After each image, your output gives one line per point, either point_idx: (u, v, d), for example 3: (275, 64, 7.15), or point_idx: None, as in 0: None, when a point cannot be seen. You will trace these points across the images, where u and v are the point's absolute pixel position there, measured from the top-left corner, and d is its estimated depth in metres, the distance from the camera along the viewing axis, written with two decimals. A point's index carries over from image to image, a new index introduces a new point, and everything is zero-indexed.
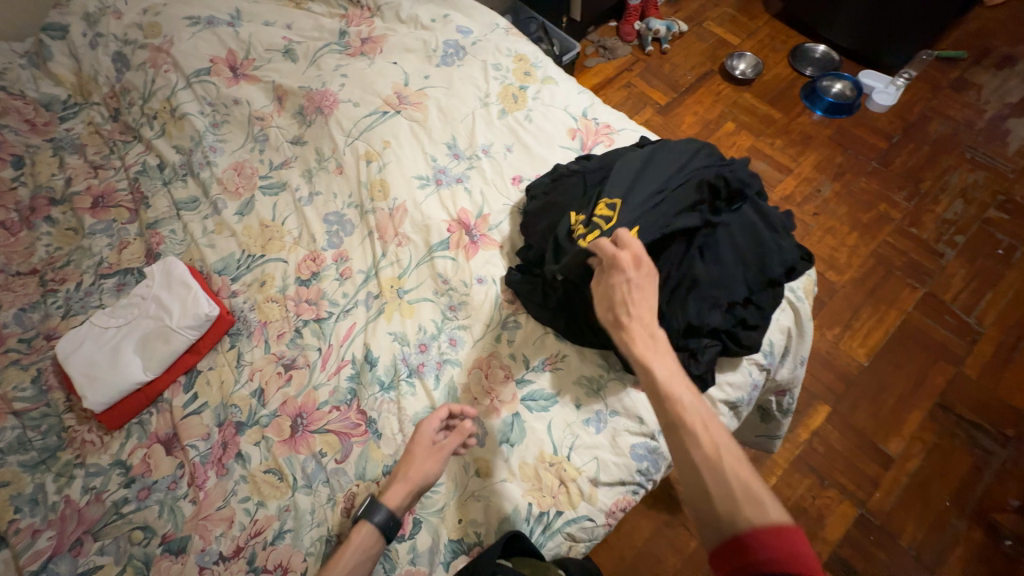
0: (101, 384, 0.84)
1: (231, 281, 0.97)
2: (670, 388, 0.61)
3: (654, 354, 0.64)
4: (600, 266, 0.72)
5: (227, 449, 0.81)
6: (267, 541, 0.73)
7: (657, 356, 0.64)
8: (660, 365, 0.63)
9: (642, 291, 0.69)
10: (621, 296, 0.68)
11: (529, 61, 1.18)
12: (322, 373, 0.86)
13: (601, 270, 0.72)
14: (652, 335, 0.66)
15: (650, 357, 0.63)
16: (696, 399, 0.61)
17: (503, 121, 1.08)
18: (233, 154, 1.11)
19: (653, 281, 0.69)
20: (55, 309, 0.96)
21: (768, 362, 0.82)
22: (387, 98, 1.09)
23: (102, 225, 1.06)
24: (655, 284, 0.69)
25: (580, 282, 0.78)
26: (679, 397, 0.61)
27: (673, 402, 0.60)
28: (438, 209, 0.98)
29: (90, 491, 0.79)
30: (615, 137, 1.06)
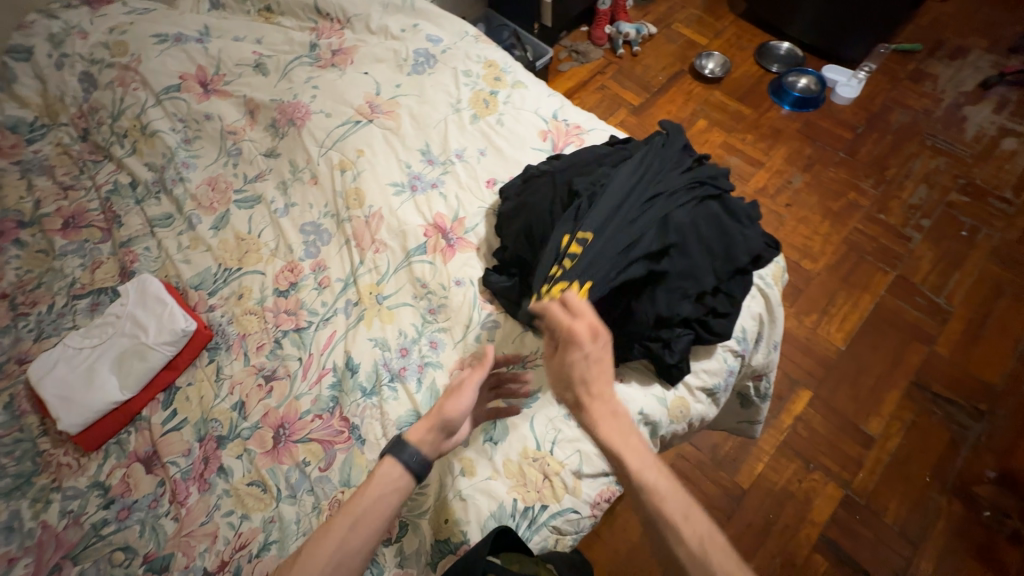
0: (77, 405, 0.83)
1: (208, 295, 0.97)
2: (643, 472, 0.64)
3: (621, 437, 0.65)
4: (554, 340, 0.72)
5: (209, 464, 0.80)
6: (252, 554, 0.73)
7: (619, 436, 0.66)
8: (629, 449, 0.65)
9: (600, 364, 0.69)
10: (580, 376, 0.68)
11: (498, 66, 1.21)
12: (303, 382, 0.86)
13: (556, 346, 0.72)
14: (614, 410, 0.67)
15: (618, 442, 0.65)
16: (668, 479, 0.63)
17: (475, 126, 1.10)
18: (207, 169, 1.11)
19: (609, 351, 0.70)
20: (28, 332, 0.95)
21: (741, 348, 0.85)
22: (360, 108, 1.10)
23: (73, 246, 1.05)
24: (611, 354, 0.70)
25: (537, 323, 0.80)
26: (649, 480, 0.63)
27: (649, 490, 0.63)
28: (414, 214, 0.99)
29: (68, 515, 0.78)
30: (586, 137, 1.08)
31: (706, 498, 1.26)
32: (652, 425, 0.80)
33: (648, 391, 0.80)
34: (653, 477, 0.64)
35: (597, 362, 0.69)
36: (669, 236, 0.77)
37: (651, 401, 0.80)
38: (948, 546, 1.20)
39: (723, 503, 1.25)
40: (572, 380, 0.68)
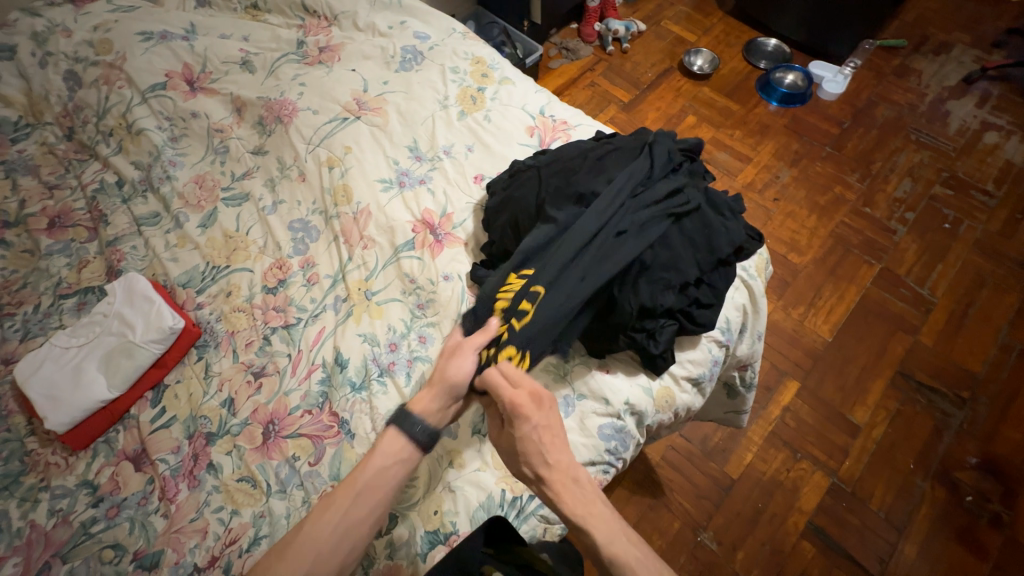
0: (63, 405, 0.82)
1: (196, 294, 0.96)
2: (608, 542, 0.63)
3: (582, 506, 0.65)
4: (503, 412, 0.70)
5: (198, 461, 0.80)
6: (242, 549, 0.73)
7: (583, 505, 0.65)
8: (591, 517, 0.64)
9: (551, 432, 0.69)
10: (535, 447, 0.67)
11: (486, 63, 1.21)
12: (292, 378, 0.86)
13: (504, 418, 0.70)
14: (574, 477, 0.67)
15: (579, 513, 0.64)
16: (634, 546, 0.63)
17: (463, 122, 1.11)
18: (194, 167, 1.11)
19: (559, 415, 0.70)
20: (13, 332, 0.94)
21: (726, 338, 0.86)
22: (347, 104, 1.11)
23: (59, 245, 1.04)
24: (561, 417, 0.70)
25: None
26: (614, 553, 0.62)
27: (619, 561, 0.62)
28: (402, 210, 1.00)
29: (56, 514, 0.78)
30: (573, 132, 1.09)
31: (696, 488, 1.28)
32: (638, 415, 0.81)
33: (633, 382, 0.82)
34: (620, 547, 0.62)
35: (548, 431, 0.69)
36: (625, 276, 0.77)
37: (637, 391, 0.81)
38: (932, 531, 1.22)
39: (712, 493, 1.27)
40: (520, 454, 0.68)
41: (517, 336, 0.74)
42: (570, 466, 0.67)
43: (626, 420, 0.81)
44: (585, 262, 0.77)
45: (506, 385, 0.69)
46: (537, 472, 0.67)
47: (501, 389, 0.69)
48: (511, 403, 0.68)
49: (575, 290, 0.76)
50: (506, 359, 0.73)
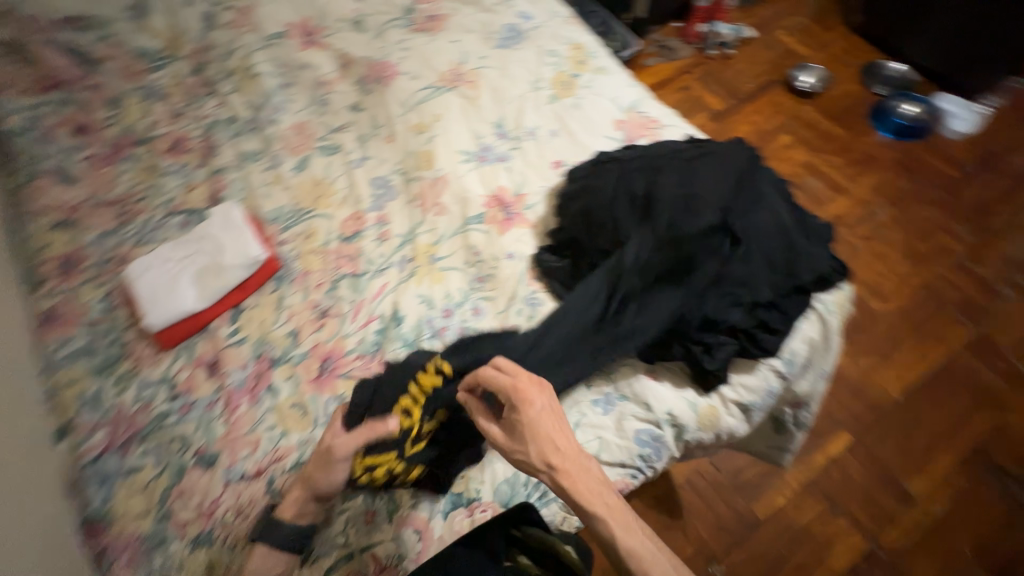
0: (160, 307, 0.92)
1: (281, 230, 1.04)
2: (621, 531, 0.64)
3: (596, 495, 0.66)
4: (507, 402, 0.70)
5: (261, 380, 0.87)
6: (287, 467, 0.79)
7: (592, 493, 0.66)
8: (603, 505, 0.65)
9: (557, 426, 0.69)
10: (540, 437, 0.68)
11: (585, 50, 1.20)
12: (352, 324, 0.92)
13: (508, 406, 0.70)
14: (585, 465, 0.68)
15: (593, 501, 0.65)
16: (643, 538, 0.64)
17: (551, 106, 1.11)
18: (296, 114, 1.19)
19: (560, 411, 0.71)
20: (128, 237, 1.06)
21: (787, 371, 0.81)
22: (443, 74, 1.14)
23: (176, 167, 1.17)
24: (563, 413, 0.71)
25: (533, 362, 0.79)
26: (625, 542, 0.63)
27: (630, 552, 0.63)
28: (477, 184, 1.02)
29: (140, 400, 0.87)
30: (662, 131, 1.05)
31: (718, 520, 1.23)
32: (678, 428, 0.78)
33: (679, 394, 0.79)
34: (630, 539, 0.64)
35: (555, 422, 0.69)
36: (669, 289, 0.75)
37: (681, 404, 0.78)
38: None
39: (734, 528, 1.22)
40: (533, 441, 0.68)
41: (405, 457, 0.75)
42: (579, 454, 0.68)
43: (665, 430, 0.78)
44: (626, 279, 0.76)
45: (504, 376, 0.71)
46: (549, 461, 0.67)
47: (501, 377, 0.70)
48: (518, 389, 0.69)
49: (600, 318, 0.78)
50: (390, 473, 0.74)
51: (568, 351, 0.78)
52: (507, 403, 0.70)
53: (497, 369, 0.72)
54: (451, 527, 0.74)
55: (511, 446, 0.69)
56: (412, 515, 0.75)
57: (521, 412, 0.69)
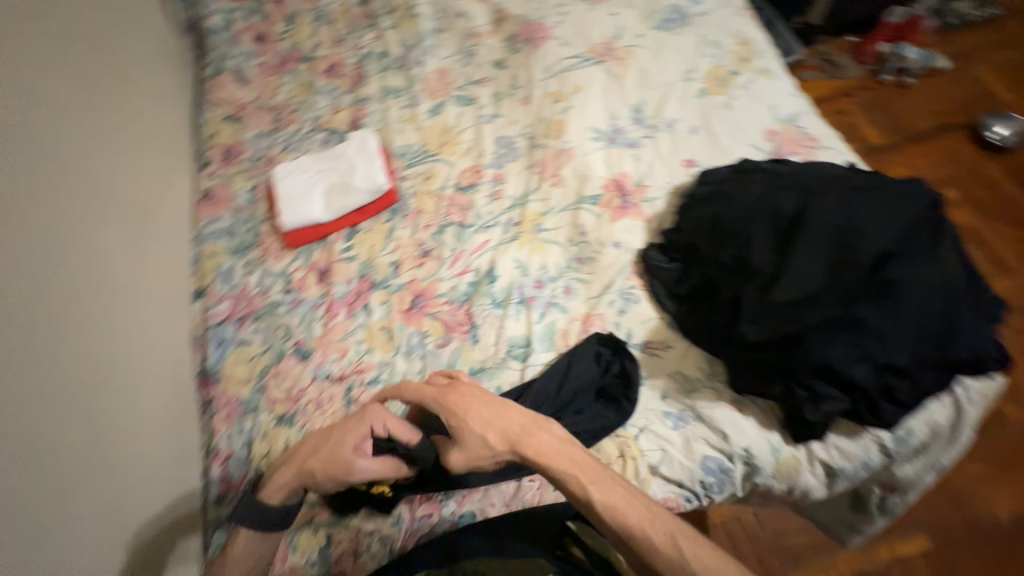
0: (294, 210, 1.03)
1: (405, 167, 1.10)
2: (592, 485, 0.60)
3: (559, 455, 0.62)
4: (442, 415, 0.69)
5: (359, 298, 0.94)
6: (365, 381, 0.85)
7: (555, 453, 0.63)
8: (567, 463, 0.62)
9: (494, 403, 0.67)
10: (482, 423, 0.66)
11: (752, 47, 1.10)
12: (448, 270, 0.95)
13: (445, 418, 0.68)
14: (540, 425, 0.65)
15: (555, 464, 0.62)
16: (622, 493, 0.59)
17: (699, 100, 1.03)
18: (442, 60, 1.23)
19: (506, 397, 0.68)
20: (278, 142, 1.18)
21: (894, 448, 0.73)
22: (594, 46, 1.11)
23: (328, 89, 1.27)
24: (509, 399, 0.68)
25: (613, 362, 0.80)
26: (603, 497, 0.59)
27: (611, 510, 0.58)
28: (601, 164, 0.99)
29: (261, 285, 0.98)
30: (819, 152, 0.94)
31: None
32: (750, 468, 0.73)
33: (763, 435, 0.73)
34: (603, 493, 0.59)
35: (483, 395, 0.68)
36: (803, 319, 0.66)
37: (762, 444, 0.73)
38: None
39: None
40: (480, 438, 0.65)
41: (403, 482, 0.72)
42: (530, 419, 0.65)
43: (736, 465, 0.73)
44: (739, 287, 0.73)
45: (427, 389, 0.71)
46: (505, 439, 0.64)
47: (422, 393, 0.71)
48: (447, 397, 0.68)
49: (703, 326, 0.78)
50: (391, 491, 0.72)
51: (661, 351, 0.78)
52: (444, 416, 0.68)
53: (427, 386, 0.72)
54: (499, 487, 0.73)
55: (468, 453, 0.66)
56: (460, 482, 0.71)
57: (455, 419, 0.67)
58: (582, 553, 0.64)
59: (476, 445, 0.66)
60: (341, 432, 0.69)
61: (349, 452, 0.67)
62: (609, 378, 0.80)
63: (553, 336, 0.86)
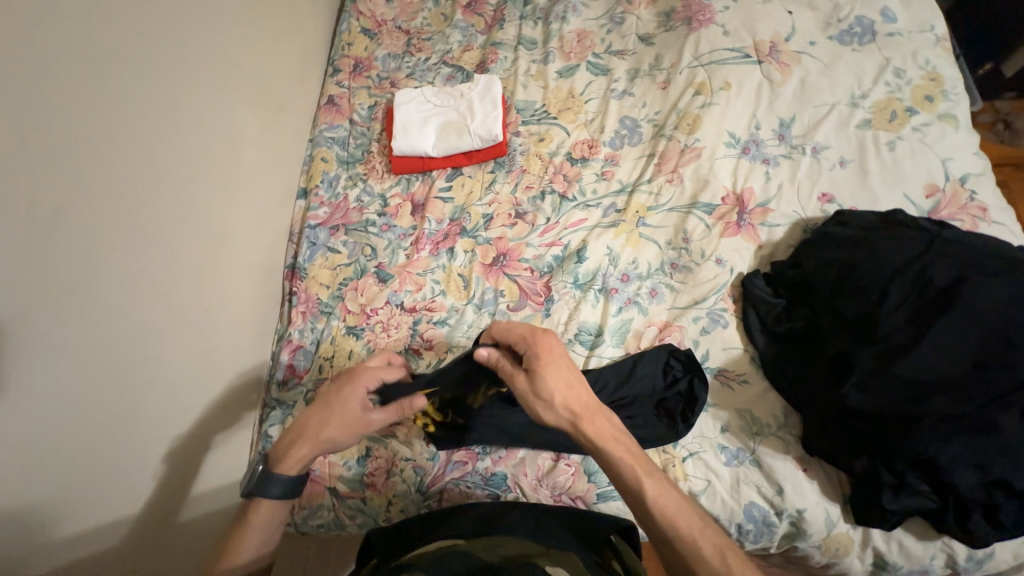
0: (405, 136, 1.03)
1: (520, 122, 1.07)
2: (646, 476, 0.58)
3: (618, 441, 0.61)
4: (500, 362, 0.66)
5: (446, 240, 0.95)
6: (432, 320, 0.87)
7: (614, 437, 0.61)
8: (628, 449, 0.60)
9: (571, 369, 0.64)
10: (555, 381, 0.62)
11: (942, 85, 0.95)
12: (538, 238, 0.93)
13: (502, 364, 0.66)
14: (601, 410, 0.63)
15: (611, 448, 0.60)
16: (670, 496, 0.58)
17: (859, 132, 0.92)
18: (586, 21, 1.16)
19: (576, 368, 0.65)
20: (405, 67, 1.19)
21: (964, 567, 0.66)
22: (759, 43, 1.01)
23: (464, 24, 1.24)
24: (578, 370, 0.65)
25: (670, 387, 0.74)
26: (655, 493, 0.58)
27: (660, 506, 0.57)
28: (726, 173, 0.92)
29: (359, 202, 1.02)
30: (986, 226, 0.82)
31: None
32: (795, 530, 0.69)
33: (822, 503, 0.69)
34: (653, 487, 0.58)
35: (560, 357, 0.64)
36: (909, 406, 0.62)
37: (818, 512, 0.68)
38: None
39: None
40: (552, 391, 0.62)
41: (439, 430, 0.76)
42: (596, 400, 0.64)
43: (780, 522, 0.69)
44: (852, 352, 0.68)
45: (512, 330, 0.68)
46: (571, 408, 0.62)
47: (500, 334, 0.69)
48: (531, 341, 0.65)
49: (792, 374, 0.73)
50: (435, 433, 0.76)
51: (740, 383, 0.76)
52: (526, 354, 0.65)
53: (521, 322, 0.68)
54: (534, 460, 0.75)
55: (529, 396, 0.63)
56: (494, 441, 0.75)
57: (538, 364, 0.63)
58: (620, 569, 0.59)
59: (545, 396, 0.62)
60: (341, 399, 0.65)
61: (359, 407, 0.65)
62: (672, 394, 0.76)
63: (624, 334, 0.83)
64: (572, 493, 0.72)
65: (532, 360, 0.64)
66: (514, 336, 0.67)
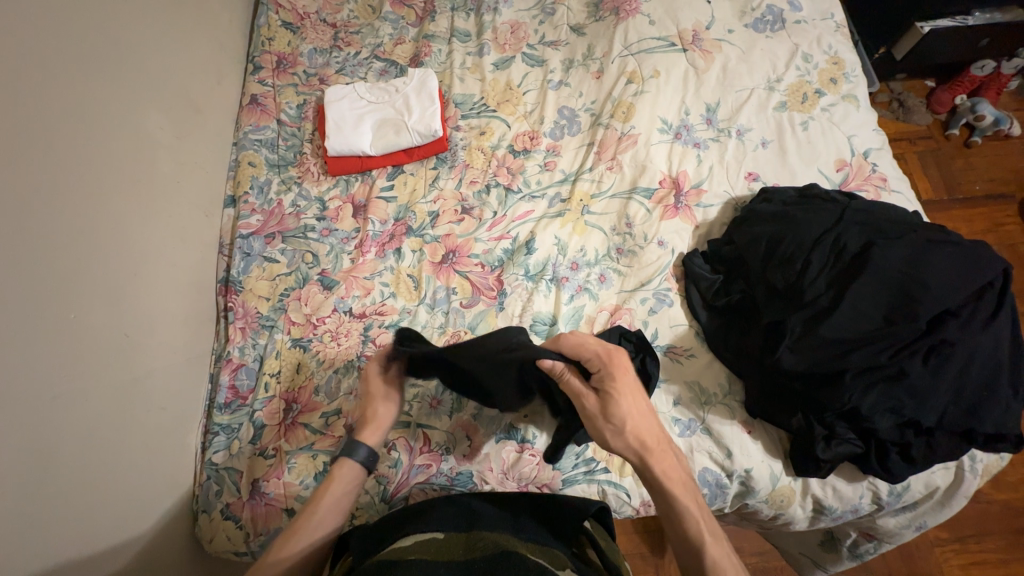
0: (340, 135, 0.99)
1: (460, 116, 1.05)
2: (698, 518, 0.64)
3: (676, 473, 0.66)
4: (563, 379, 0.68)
5: (392, 241, 0.92)
6: (383, 324, 0.85)
7: (669, 467, 0.66)
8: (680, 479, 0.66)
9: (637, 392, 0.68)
10: (631, 410, 0.66)
11: (844, 68, 1.03)
12: (487, 232, 0.92)
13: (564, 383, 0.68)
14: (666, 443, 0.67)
15: (672, 481, 0.65)
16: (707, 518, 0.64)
17: (777, 114, 0.99)
18: (517, 12, 1.16)
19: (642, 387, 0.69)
20: (334, 62, 1.13)
21: (887, 500, 0.74)
22: (683, 32, 1.06)
23: (393, 16, 1.20)
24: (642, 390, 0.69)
25: (652, 370, 0.76)
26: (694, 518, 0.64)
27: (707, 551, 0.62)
28: (662, 158, 0.95)
29: (295, 207, 0.97)
30: (887, 194, 0.91)
31: None
32: (745, 488, 0.75)
33: (766, 461, 0.75)
34: (718, 552, 0.62)
35: (636, 391, 0.67)
36: (838, 363, 0.68)
37: (763, 469, 0.74)
38: None
39: None
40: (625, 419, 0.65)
41: (417, 428, 0.76)
42: (661, 435, 0.68)
43: (731, 482, 0.75)
44: (783, 316, 0.73)
45: (589, 348, 0.68)
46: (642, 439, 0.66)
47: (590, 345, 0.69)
48: (609, 365, 0.67)
49: (732, 344, 0.79)
50: (420, 432, 0.76)
51: (688, 357, 0.81)
52: (601, 374, 0.67)
53: (609, 347, 0.69)
54: (499, 454, 0.75)
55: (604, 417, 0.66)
56: (450, 438, 0.76)
57: (609, 390, 0.66)
58: (597, 557, 0.63)
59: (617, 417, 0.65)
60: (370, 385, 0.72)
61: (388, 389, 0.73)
62: None
63: (577, 321, 0.85)
64: (538, 482, 0.74)
65: (607, 382, 0.67)
66: (588, 354, 0.68)
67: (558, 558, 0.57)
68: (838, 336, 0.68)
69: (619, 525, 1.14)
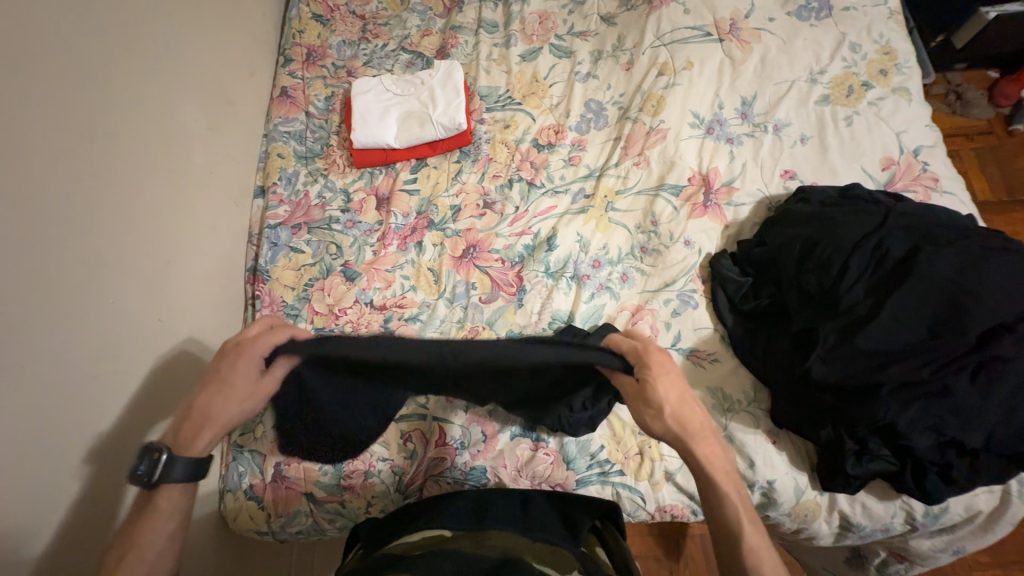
0: (365, 127, 0.99)
1: (485, 109, 1.04)
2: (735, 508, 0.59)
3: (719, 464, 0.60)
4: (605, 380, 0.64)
5: (413, 234, 0.93)
6: (402, 317, 0.86)
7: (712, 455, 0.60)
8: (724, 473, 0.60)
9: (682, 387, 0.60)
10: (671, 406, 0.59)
11: (895, 58, 0.96)
12: (508, 227, 0.92)
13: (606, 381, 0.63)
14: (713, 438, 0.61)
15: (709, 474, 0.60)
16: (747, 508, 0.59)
17: (819, 108, 0.93)
18: (546, 2, 1.13)
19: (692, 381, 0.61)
20: (362, 54, 1.14)
21: (921, 521, 0.70)
22: (720, 21, 1.01)
23: (421, 7, 1.19)
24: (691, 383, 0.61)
25: None
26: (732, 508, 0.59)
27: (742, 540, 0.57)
28: (692, 154, 0.92)
29: (321, 198, 0.99)
30: (937, 196, 0.85)
31: None
32: (767, 500, 0.72)
33: (790, 473, 0.72)
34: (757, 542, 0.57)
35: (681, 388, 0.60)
36: (872, 377, 0.64)
37: (787, 482, 0.71)
38: None
39: None
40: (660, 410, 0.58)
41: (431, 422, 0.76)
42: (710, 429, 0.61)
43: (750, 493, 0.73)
44: (816, 323, 0.70)
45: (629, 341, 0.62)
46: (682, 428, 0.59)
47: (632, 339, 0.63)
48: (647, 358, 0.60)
49: (759, 350, 0.75)
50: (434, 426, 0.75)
51: (711, 362, 0.78)
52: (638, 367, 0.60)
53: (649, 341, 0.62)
54: (513, 451, 0.75)
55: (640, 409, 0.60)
56: (466, 433, 0.75)
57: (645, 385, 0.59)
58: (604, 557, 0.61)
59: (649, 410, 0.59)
60: (237, 376, 0.58)
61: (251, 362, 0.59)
62: None
63: (596, 319, 0.83)
64: (551, 480, 0.74)
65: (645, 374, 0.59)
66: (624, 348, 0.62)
67: (566, 559, 0.56)
68: (874, 347, 0.64)
69: (633, 528, 1.12)
